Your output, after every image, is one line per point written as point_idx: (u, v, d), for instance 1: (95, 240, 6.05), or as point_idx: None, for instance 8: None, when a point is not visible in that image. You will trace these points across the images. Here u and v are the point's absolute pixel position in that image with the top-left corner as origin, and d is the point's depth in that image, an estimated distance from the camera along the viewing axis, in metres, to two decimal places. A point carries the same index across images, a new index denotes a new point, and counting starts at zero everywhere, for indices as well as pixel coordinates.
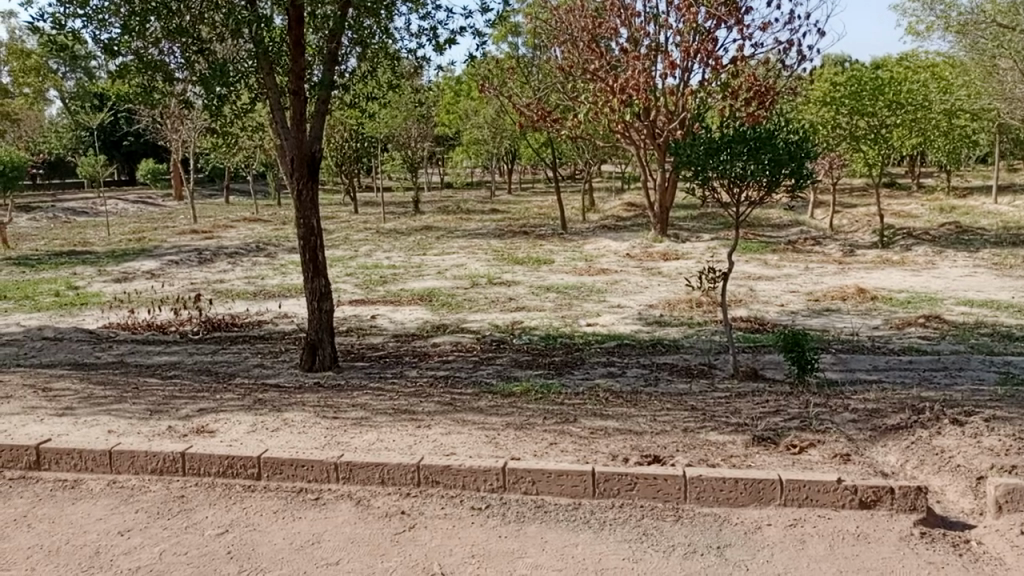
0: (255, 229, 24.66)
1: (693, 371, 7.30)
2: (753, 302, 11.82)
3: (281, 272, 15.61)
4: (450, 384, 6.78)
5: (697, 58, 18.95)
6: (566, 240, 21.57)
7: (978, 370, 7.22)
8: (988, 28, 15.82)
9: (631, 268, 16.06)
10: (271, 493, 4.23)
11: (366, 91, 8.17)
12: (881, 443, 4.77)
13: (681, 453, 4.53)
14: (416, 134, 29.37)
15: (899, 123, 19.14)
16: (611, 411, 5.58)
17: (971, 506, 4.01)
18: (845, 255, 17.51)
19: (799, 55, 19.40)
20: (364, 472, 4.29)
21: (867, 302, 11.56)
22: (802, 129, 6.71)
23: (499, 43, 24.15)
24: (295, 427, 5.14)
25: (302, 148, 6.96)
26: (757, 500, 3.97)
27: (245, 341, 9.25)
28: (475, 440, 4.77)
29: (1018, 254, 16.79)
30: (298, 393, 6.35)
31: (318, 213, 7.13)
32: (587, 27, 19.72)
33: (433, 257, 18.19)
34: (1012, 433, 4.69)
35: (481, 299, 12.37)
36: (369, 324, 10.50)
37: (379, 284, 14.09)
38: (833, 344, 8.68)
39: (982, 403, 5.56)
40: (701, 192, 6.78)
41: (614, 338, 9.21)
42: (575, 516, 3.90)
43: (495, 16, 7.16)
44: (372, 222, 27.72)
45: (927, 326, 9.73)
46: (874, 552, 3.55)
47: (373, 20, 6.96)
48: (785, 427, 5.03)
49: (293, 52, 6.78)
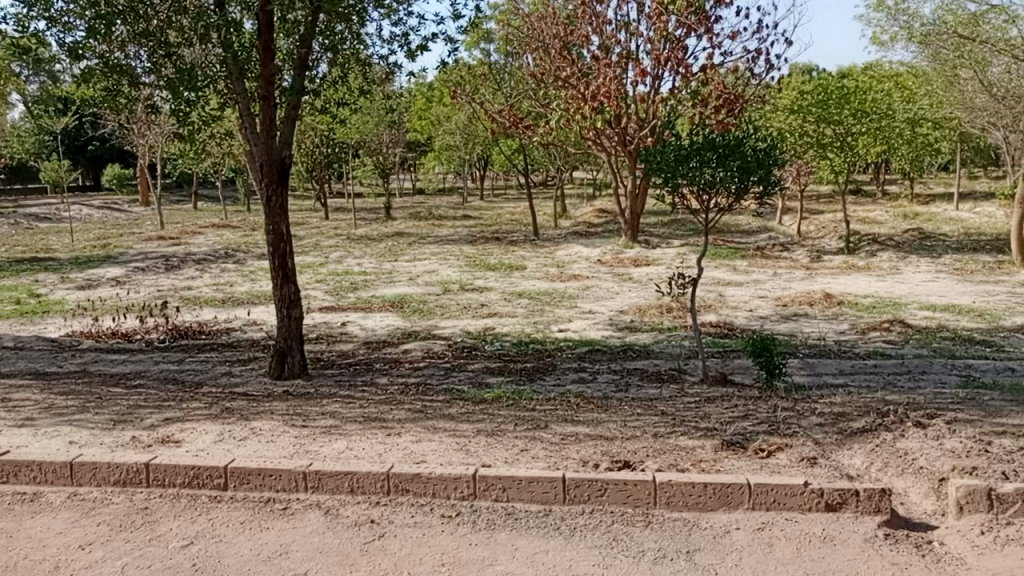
0: (223, 235, 24.39)
1: (663, 376, 7.35)
2: (722, 307, 11.95)
3: (250, 279, 15.46)
4: (421, 391, 6.75)
5: (668, 66, 19.13)
6: (537, 247, 21.61)
7: (940, 373, 7.36)
8: (950, 39, 16.10)
9: (603, 274, 16.14)
10: (238, 505, 4.17)
11: (337, 97, 8.10)
12: (847, 446, 4.84)
13: (651, 458, 4.56)
14: (387, 140, 29.35)
15: (865, 131, 19.55)
16: (582, 417, 5.60)
17: (933, 506, 4.08)
18: (812, 261, 17.77)
19: (767, 63, 19.67)
20: (333, 480, 4.24)
21: (834, 308, 11.75)
22: (769, 136, 6.80)
23: (472, 49, 24.22)
24: (263, 436, 5.08)
25: (272, 154, 6.88)
26: (725, 504, 4.00)
27: (213, 349, 9.13)
28: (445, 448, 4.76)
29: (978, 260, 17.20)
30: (267, 401, 6.27)
31: (287, 219, 7.06)
32: (559, 35, 19.85)
33: (404, 263, 18.13)
34: (973, 435, 4.79)
35: (453, 305, 12.36)
36: (339, 330, 10.44)
37: (350, 290, 14.02)
38: (800, 349, 8.80)
39: (944, 406, 5.67)
40: (670, 199, 6.85)
41: (586, 344, 9.23)
42: (546, 523, 3.90)
43: (467, 23, 7.17)
44: (343, 228, 27.57)
45: (891, 331, 9.91)
46: (840, 554, 3.59)
47: (345, 26, 6.93)
48: (754, 431, 5.08)
49: (263, 56, 6.73)
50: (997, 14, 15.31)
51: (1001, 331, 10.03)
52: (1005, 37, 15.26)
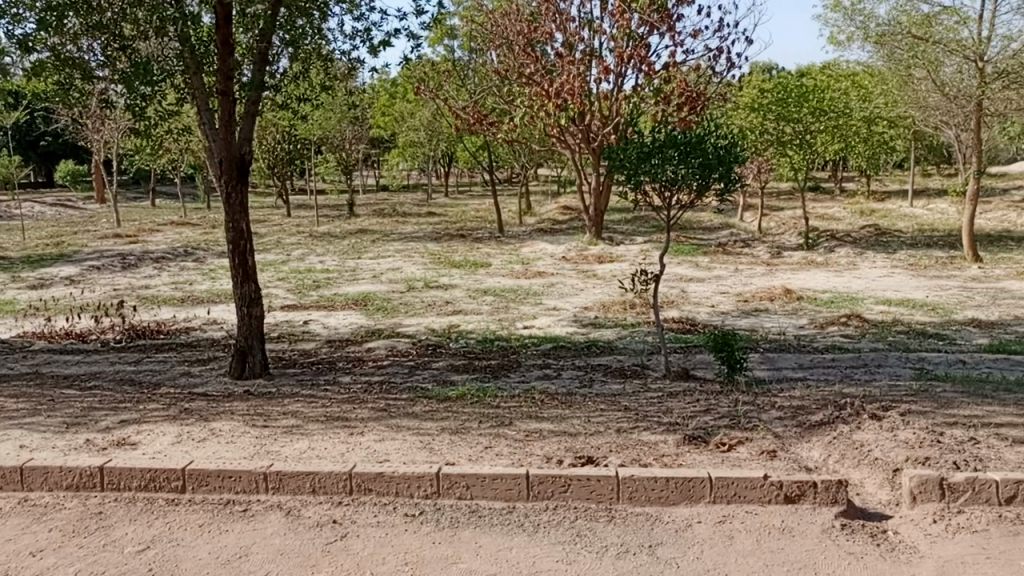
0: (183, 233, 23.96)
1: (626, 372, 7.40)
2: (684, 303, 12.08)
3: (210, 277, 15.20)
4: (384, 390, 6.70)
5: (631, 64, 19.26)
6: (502, 244, 21.60)
7: (895, 366, 7.53)
8: (904, 40, 16.53)
9: (568, 271, 16.19)
10: (197, 507, 4.09)
11: (298, 93, 7.99)
12: (806, 439, 4.92)
13: (614, 453, 4.60)
14: (350, 136, 29.09)
15: (823, 130, 19.98)
16: (546, 413, 5.61)
17: (888, 496, 4.17)
18: (773, 257, 18.06)
19: (728, 62, 19.91)
20: (294, 481, 4.19)
21: (793, 303, 11.95)
22: (730, 133, 6.88)
23: (435, 45, 24.10)
24: (223, 437, 5.00)
25: (231, 150, 6.76)
26: (687, 498, 4.04)
27: (171, 349, 8.95)
28: (409, 446, 4.73)
29: (931, 255, 17.64)
30: (227, 402, 6.16)
31: (248, 217, 6.93)
32: (523, 31, 19.85)
33: (368, 260, 17.98)
34: (926, 426, 4.91)
35: (417, 302, 12.29)
36: (302, 329, 10.31)
37: (312, 289, 13.86)
38: (761, 344, 8.93)
39: (898, 398, 5.81)
40: (633, 196, 6.90)
41: (550, 340, 9.26)
42: (509, 520, 3.90)
43: (430, 19, 7.14)
44: (305, 226, 27.22)
45: (848, 325, 10.11)
46: (798, 545, 3.66)
47: (306, 20, 6.83)
48: (715, 426, 5.14)
49: (221, 51, 6.60)
50: (949, 15, 16.05)
51: (953, 324, 10.31)
52: (956, 38, 16.05)
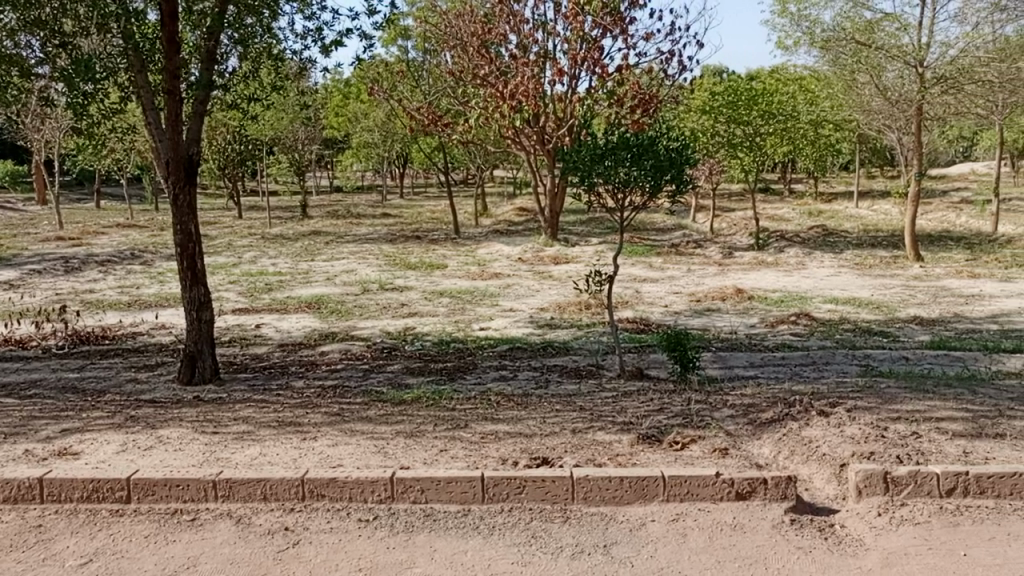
0: (129, 236, 23.33)
1: (582, 373, 7.45)
2: (638, 303, 12.21)
3: (158, 281, 14.82)
4: (338, 394, 6.62)
5: (584, 66, 19.40)
6: (457, 245, 21.55)
7: (842, 363, 7.73)
8: (848, 45, 16.98)
9: (523, 272, 16.22)
10: (142, 517, 3.98)
11: (248, 92, 7.83)
12: (757, 437, 5.01)
13: (569, 454, 4.61)
14: (303, 137, 28.69)
15: (772, 132, 20.36)
16: (502, 415, 5.61)
17: (835, 491, 4.27)
18: (725, 257, 18.37)
19: (680, 65, 20.19)
20: (244, 488, 4.11)
21: (744, 302, 12.17)
22: (681, 136, 6.97)
23: (389, 46, 23.94)
24: (170, 444, 4.87)
25: (178, 150, 6.59)
26: (641, 497, 4.07)
27: (117, 355, 8.71)
28: (363, 451, 4.68)
29: (875, 255, 18.14)
30: (175, 408, 6.01)
31: (196, 218, 6.77)
32: (477, 33, 19.85)
33: (322, 263, 17.75)
34: (871, 422, 5.05)
35: (372, 305, 12.18)
36: (254, 333, 10.12)
37: (265, 291, 13.63)
38: (713, 343, 9.08)
39: (845, 394, 5.97)
40: (586, 197, 6.94)
41: (506, 342, 9.25)
42: (464, 523, 3.88)
43: (383, 19, 7.08)
44: (257, 228, 26.74)
45: (797, 323, 10.34)
46: (749, 541, 3.72)
47: (255, 18, 6.72)
48: (668, 425, 5.20)
49: (167, 48, 6.42)
50: (891, 22, 16.54)
51: (896, 322, 10.61)
52: (897, 44, 16.57)
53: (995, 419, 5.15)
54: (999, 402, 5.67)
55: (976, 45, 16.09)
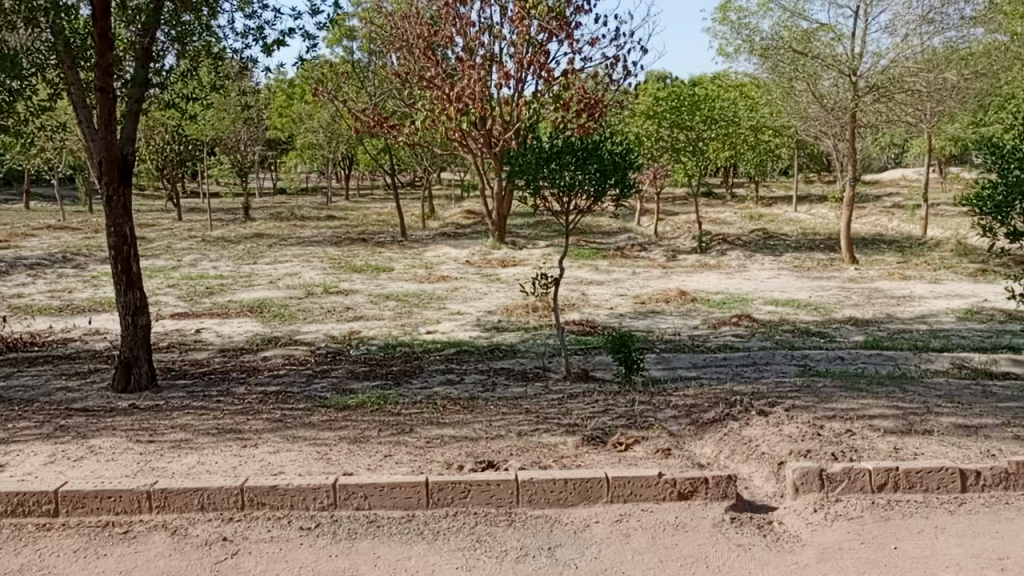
0: (61, 238, 22.48)
1: (529, 375, 7.47)
2: (584, 306, 12.32)
3: (92, 285, 14.29)
4: (281, 400, 6.49)
5: (530, 70, 19.52)
6: (404, 248, 21.39)
7: (781, 363, 7.94)
8: (787, 54, 17.49)
9: (471, 275, 16.17)
10: (71, 531, 3.83)
11: (187, 91, 7.64)
12: (700, 436, 5.10)
13: (514, 456, 4.61)
14: (245, 137, 28.10)
15: (714, 138, 20.99)
16: (448, 419, 5.58)
17: (774, 489, 4.36)
18: (669, 260, 18.68)
19: (624, 70, 20.44)
20: (180, 498, 3.98)
21: (687, 304, 12.39)
22: (625, 140, 7.06)
23: (334, 46, 23.65)
24: (103, 454, 4.70)
25: (112, 150, 6.37)
26: (585, 499, 4.10)
27: (46, 362, 8.37)
28: (306, 457, 4.60)
29: (813, 258, 18.67)
30: (109, 417, 5.81)
31: (132, 220, 6.56)
32: (422, 35, 19.77)
33: (264, 266, 17.40)
34: (808, 420, 5.19)
35: (316, 309, 11.99)
36: (194, 338, 9.86)
37: (205, 295, 13.29)
38: (657, 344, 9.21)
39: (784, 394, 6.12)
40: (532, 201, 6.97)
41: (453, 345, 9.22)
42: (408, 528, 3.85)
43: (326, 19, 6.99)
44: (198, 230, 26.10)
45: (739, 324, 10.58)
46: (691, 539, 3.78)
47: (193, 16, 6.58)
48: (613, 426, 5.25)
49: (99, 45, 6.20)
50: (826, 32, 17.12)
51: (833, 323, 10.94)
52: (832, 54, 17.18)
53: (923, 416, 5.35)
54: (928, 399, 5.90)
55: (905, 56, 16.77)
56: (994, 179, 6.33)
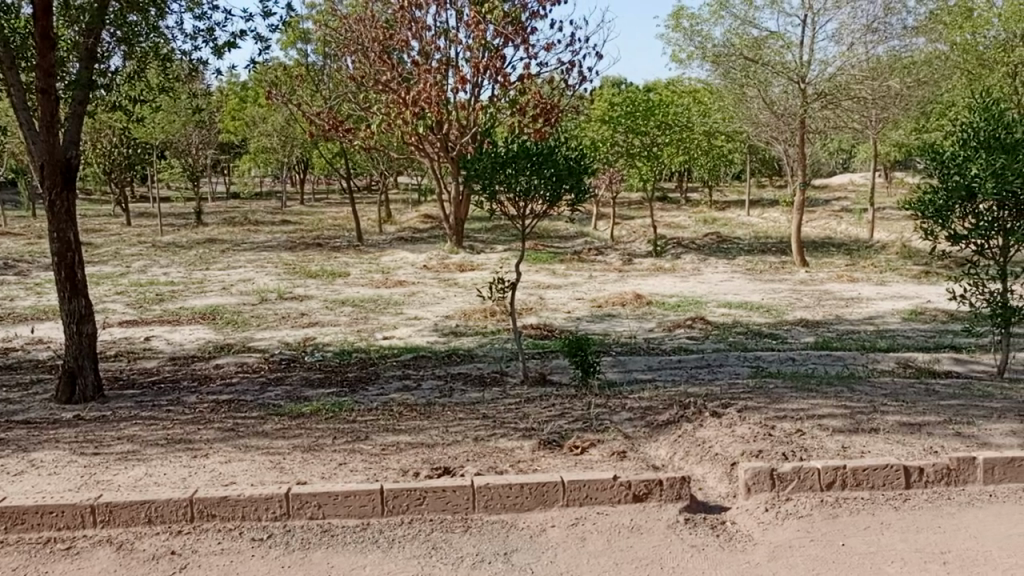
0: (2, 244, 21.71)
1: (486, 380, 7.46)
2: (541, 309, 12.36)
3: (35, 293, 13.83)
4: (233, 408, 6.37)
5: (487, 74, 19.53)
6: (361, 252, 21.19)
7: (734, 365, 8.07)
8: (738, 61, 17.82)
9: (429, 279, 16.10)
10: (9, 549, 3.69)
11: (134, 94, 7.45)
12: (654, 438, 5.14)
13: (470, 462, 4.59)
14: (196, 140, 27.54)
15: (668, 142, 21.25)
16: (404, 425, 5.54)
17: (727, 489, 4.42)
18: (624, 263, 18.87)
19: (580, 75, 20.59)
20: (126, 512, 3.87)
21: (643, 307, 12.52)
22: (580, 145, 7.10)
23: (288, 49, 23.36)
24: (44, 468, 4.55)
25: (55, 153, 6.17)
26: (541, 503, 4.10)
27: None
28: (257, 467, 4.51)
29: (765, 261, 19.04)
30: (51, 429, 5.62)
31: (76, 226, 6.37)
32: (378, 39, 19.65)
33: (217, 271, 17.07)
34: (760, 421, 5.28)
35: (270, 315, 11.80)
36: (143, 346, 9.62)
37: (154, 302, 12.97)
38: (613, 348, 9.28)
39: (736, 395, 6.22)
40: (489, 206, 6.96)
41: (409, 351, 9.16)
42: (363, 537, 3.81)
43: (278, 21, 6.91)
44: (147, 235, 25.46)
45: (693, 327, 10.73)
46: (646, 541, 3.81)
47: (140, 16, 6.43)
48: (569, 429, 5.27)
49: (40, 46, 6.01)
50: (776, 40, 17.49)
51: (783, 324, 11.17)
52: (782, 61, 17.51)
53: (870, 415, 5.48)
54: (874, 398, 6.05)
55: (851, 64, 17.16)
56: (935, 184, 6.55)
